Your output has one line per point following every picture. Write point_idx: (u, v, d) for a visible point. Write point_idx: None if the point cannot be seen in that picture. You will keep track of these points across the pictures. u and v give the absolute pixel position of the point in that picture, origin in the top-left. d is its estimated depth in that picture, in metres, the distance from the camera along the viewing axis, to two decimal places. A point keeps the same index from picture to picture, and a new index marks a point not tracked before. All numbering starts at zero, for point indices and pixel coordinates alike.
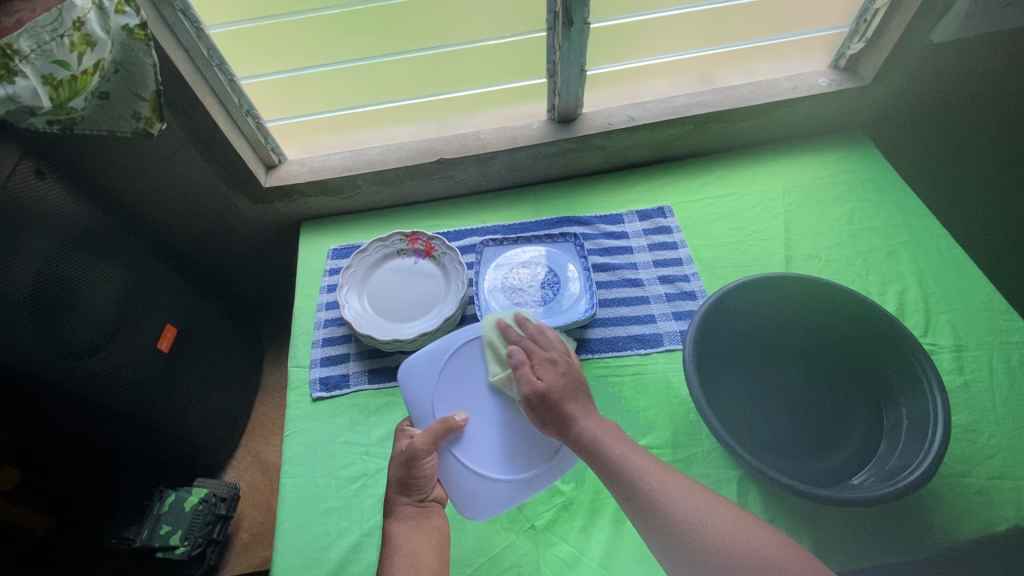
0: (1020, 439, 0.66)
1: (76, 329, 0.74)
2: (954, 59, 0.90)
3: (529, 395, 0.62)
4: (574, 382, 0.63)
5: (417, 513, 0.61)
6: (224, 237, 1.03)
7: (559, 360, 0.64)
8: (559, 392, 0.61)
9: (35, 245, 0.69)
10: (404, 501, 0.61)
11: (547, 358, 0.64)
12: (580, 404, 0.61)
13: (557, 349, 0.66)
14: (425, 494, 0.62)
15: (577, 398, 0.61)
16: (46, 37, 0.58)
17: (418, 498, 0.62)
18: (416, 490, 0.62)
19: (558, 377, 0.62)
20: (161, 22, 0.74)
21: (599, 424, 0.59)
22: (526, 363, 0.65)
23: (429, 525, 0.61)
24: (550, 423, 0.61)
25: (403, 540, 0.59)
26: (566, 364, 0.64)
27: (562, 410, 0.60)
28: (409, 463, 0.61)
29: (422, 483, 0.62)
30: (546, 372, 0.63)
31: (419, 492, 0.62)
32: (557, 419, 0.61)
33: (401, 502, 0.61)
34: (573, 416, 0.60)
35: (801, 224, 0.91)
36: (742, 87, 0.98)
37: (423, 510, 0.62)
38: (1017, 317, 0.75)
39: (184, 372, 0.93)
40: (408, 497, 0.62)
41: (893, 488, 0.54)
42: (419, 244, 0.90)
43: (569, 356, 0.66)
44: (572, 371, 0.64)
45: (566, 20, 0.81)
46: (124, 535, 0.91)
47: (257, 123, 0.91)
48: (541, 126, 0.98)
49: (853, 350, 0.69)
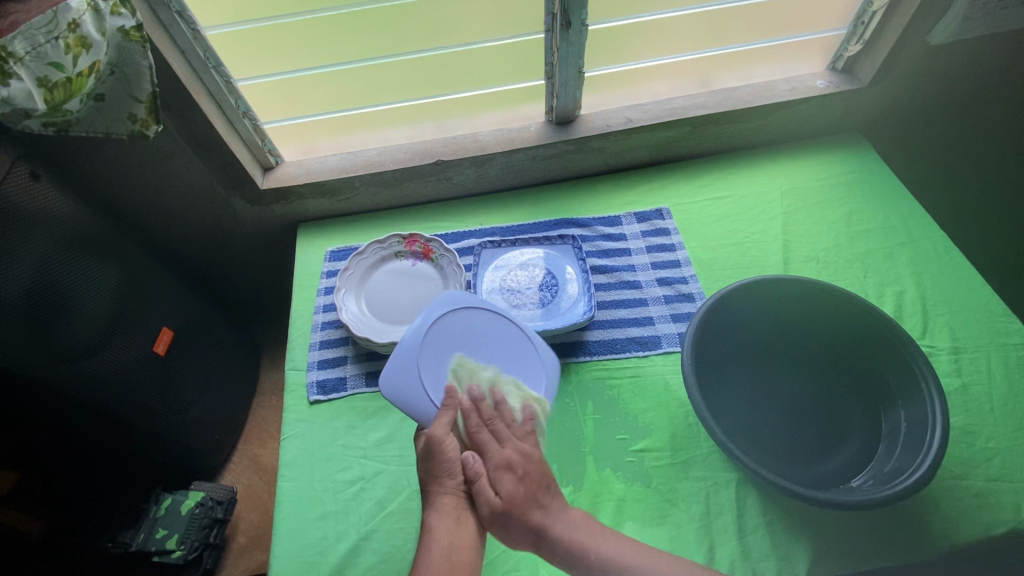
0: (1018, 442, 0.66)
1: (71, 333, 0.73)
2: (951, 62, 0.91)
3: (487, 513, 0.58)
4: (535, 482, 0.60)
5: (456, 502, 0.59)
6: (221, 238, 1.03)
7: (516, 461, 0.60)
8: (522, 501, 0.58)
9: (30, 248, 0.68)
10: (438, 491, 0.59)
11: (502, 463, 0.60)
12: (545, 510, 0.58)
13: (512, 446, 0.62)
14: (461, 481, 0.60)
15: (540, 505, 0.59)
16: (40, 39, 0.57)
17: (454, 487, 0.60)
18: (447, 477, 0.60)
19: (519, 485, 0.59)
20: (157, 24, 0.74)
21: (568, 525, 0.58)
22: (482, 475, 0.59)
23: (466, 516, 0.58)
24: (517, 539, 0.58)
25: (444, 533, 0.56)
26: (524, 465, 0.60)
27: (529, 525, 0.57)
28: (431, 451, 0.60)
29: (452, 468, 0.60)
30: (505, 481, 0.59)
31: (454, 479, 0.60)
32: (521, 534, 0.58)
33: (437, 491, 0.59)
34: (540, 529, 0.57)
35: (799, 226, 0.91)
36: (740, 89, 0.98)
37: (461, 500, 0.59)
38: (1014, 320, 0.75)
39: (180, 375, 0.92)
40: (443, 486, 0.59)
41: (892, 492, 0.54)
42: (417, 246, 0.90)
43: (527, 446, 0.62)
44: (531, 470, 0.60)
45: (564, 22, 0.81)
46: (120, 539, 0.91)
47: (254, 125, 0.91)
48: (539, 128, 0.98)
49: (851, 352, 0.69)
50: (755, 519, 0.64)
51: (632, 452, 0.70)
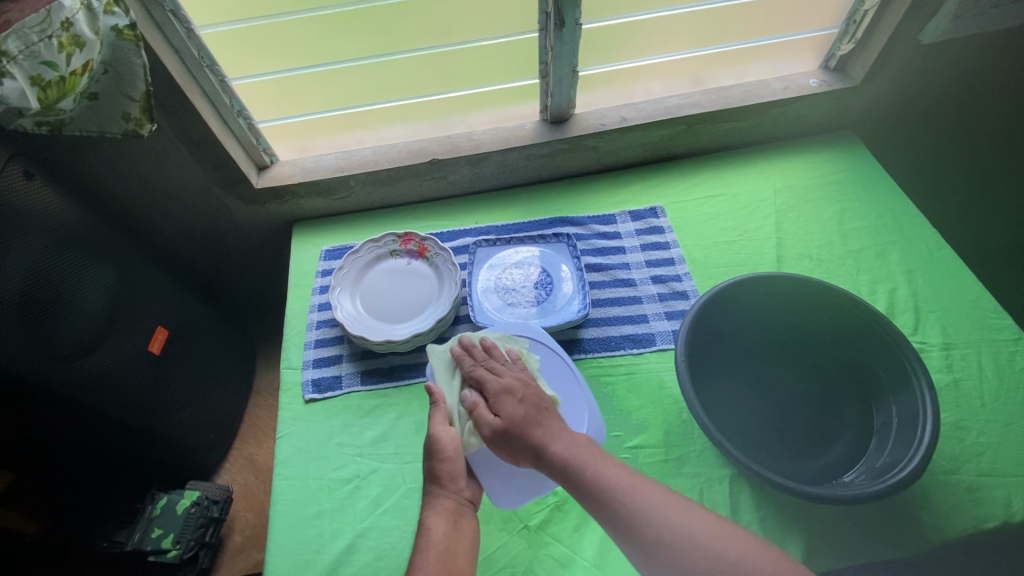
0: (1009, 437, 0.66)
1: (66, 332, 0.73)
2: (942, 61, 0.91)
3: (491, 434, 0.60)
4: (535, 403, 0.61)
5: (455, 507, 0.59)
6: (216, 238, 1.03)
7: (514, 386, 0.63)
8: (521, 419, 0.59)
9: (24, 247, 0.68)
10: (437, 493, 0.60)
11: (500, 388, 0.62)
12: (546, 428, 0.58)
13: (510, 375, 0.64)
14: (461, 486, 0.61)
15: (541, 423, 0.58)
16: (33, 38, 0.58)
17: (454, 492, 0.60)
18: (448, 480, 0.61)
19: (517, 405, 0.60)
20: (151, 23, 0.74)
21: (571, 444, 0.56)
22: (480, 402, 0.62)
23: (464, 522, 0.59)
24: (524, 454, 0.58)
25: (441, 535, 0.57)
26: (522, 389, 0.62)
27: (530, 439, 0.57)
28: (431, 450, 0.62)
29: (453, 471, 0.61)
30: (505, 403, 0.61)
31: (455, 483, 0.61)
32: (527, 450, 0.57)
33: (436, 493, 0.60)
34: (540, 444, 0.57)
35: (792, 224, 0.92)
36: (734, 88, 0.98)
37: (459, 506, 0.60)
38: (1005, 316, 0.76)
39: (175, 374, 0.93)
40: (443, 489, 0.60)
41: (883, 486, 0.55)
42: (412, 245, 0.90)
43: (525, 376, 0.65)
44: (530, 395, 0.62)
45: (557, 21, 0.81)
46: (116, 539, 0.91)
47: (249, 124, 0.91)
48: (534, 127, 0.98)
49: (843, 349, 0.70)
50: (748, 515, 0.64)
51: (627, 449, 0.71)
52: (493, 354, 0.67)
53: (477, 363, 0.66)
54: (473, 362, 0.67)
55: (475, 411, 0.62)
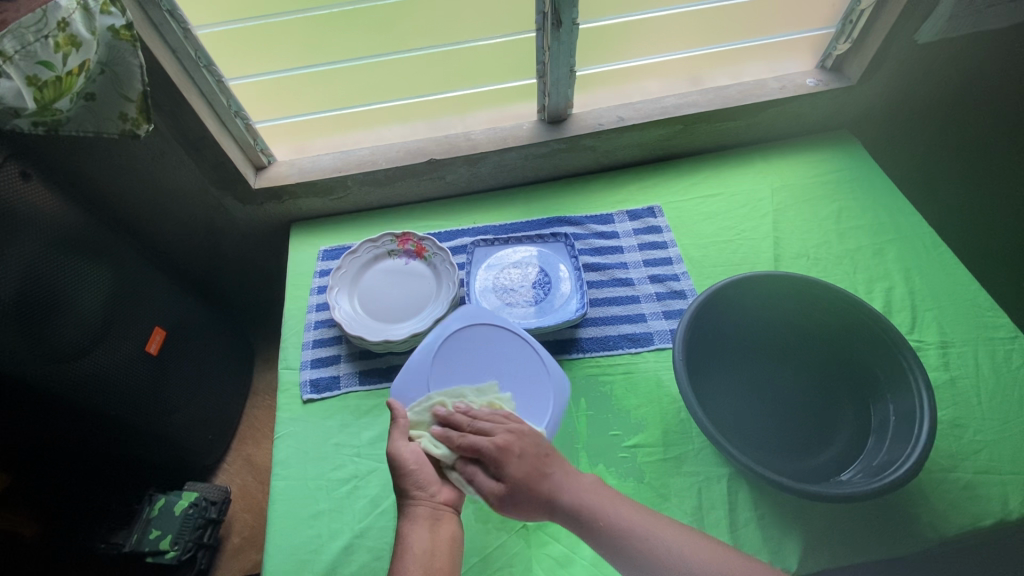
0: (1006, 435, 0.66)
1: (63, 334, 0.73)
2: (938, 60, 0.92)
3: (497, 499, 0.58)
4: (535, 455, 0.60)
5: (431, 511, 0.58)
6: (214, 238, 1.03)
7: (509, 444, 0.60)
8: (527, 477, 0.58)
9: (21, 248, 0.68)
10: (412, 501, 0.58)
11: (497, 449, 0.59)
12: (553, 478, 0.58)
13: (501, 431, 0.61)
14: (434, 491, 0.59)
15: (547, 473, 0.58)
16: (30, 38, 0.58)
17: (429, 497, 0.59)
18: (418, 488, 0.59)
19: (520, 465, 0.58)
20: (147, 22, 0.73)
21: (580, 487, 0.58)
22: (478, 469, 0.59)
23: (443, 525, 0.58)
24: (536, 512, 0.58)
25: (419, 539, 0.56)
26: (518, 443, 0.60)
27: (540, 495, 0.57)
28: (392, 466, 0.60)
29: (422, 479, 0.59)
30: (505, 466, 0.58)
31: (427, 490, 0.59)
32: (539, 506, 0.57)
33: (410, 502, 0.58)
34: (552, 496, 0.57)
35: (790, 223, 0.92)
36: (731, 88, 0.99)
37: (437, 509, 0.58)
38: (1002, 315, 0.76)
39: (173, 375, 0.92)
40: (416, 495, 0.59)
41: (881, 484, 0.55)
42: (410, 245, 0.90)
43: (514, 427, 0.62)
44: (528, 446, 0.60)
45: (555, 20, 0.81)
46: (113, 541, 0.90)
47: (246, 124, 0.91)
48: (532, 126, 0.98)
49: (840, 347, 0.70)
50: (745, 513, 0.65)
51: (624, 448, 0.71)
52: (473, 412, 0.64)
53: (461, 426, 0.62)
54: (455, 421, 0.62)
55: (475, 480, 0.59)
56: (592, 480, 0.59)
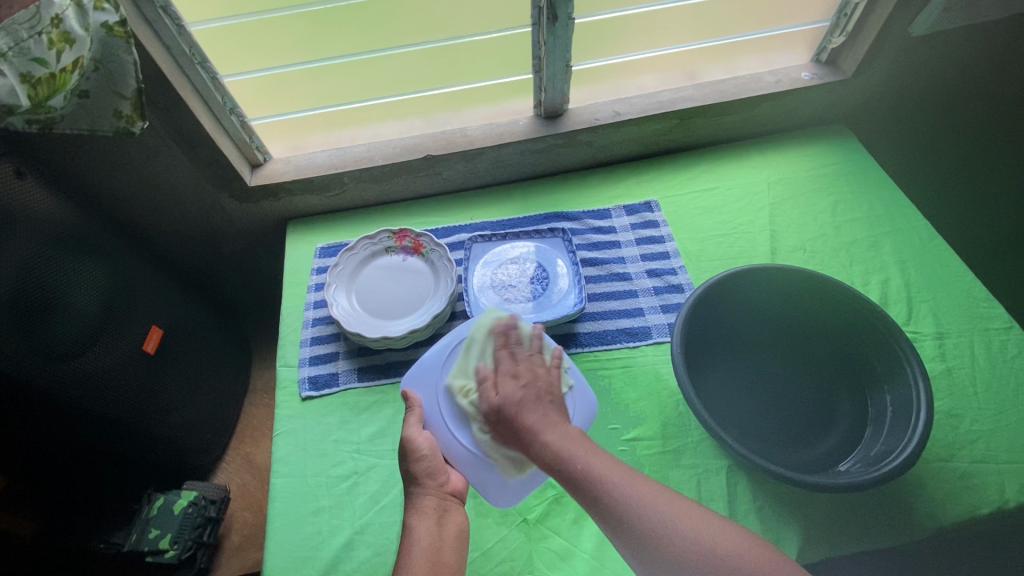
0: (1002, 424, 0.67)
1: (60, 333, 0.73)
2: (933, 52, 0.92)
3: (489, 408, 0.61)
4: (537, 393, 0.60)
5: (437, 503, 0.60)
6: (210, 236, 1.02)
7: (523, 373, 0.62)
8: (514, 402, 0.59)
9: (16, 246, 0.68)
10: (418, 492, 0.61)
11: (510, 371, 0.62)
12: (538, 416, 0.58)
13: (526, 363, 0.63)
14: (441, 481, 0.62)
15: (536, 411, 0.58)
16: (22, 34, 0.58)
17: (435, 487, 0.61)
18: (425, 478, 0.61)
19: (517, 390, 0.60)
20: (141, 20, 0.73)
21: (564, 436, 0.56)
22: (489, 379, 0.63)
23: (450, 518, 0.60)
24: (506, 438, 0.59)
25: (424, 532, 0.57)
26: (531, 379, 0.61)
27: (520, 424, 0.58)
28: (405, 450, 0.63)
29: (431, 468, 0.62)
30: (507, 383, 0.61)
31: (434, 480, 0.62)
32: (514, 432, 0.58)
33: (418, 492, 0.61)
34: (530, 430, 0.57)
35: (786, 216, 0.92)
36: (726, 82, 0.99)
37: (442, 501, 0.61)
38: (996, 305, 0.76)
39: (170, 373, 0.92)
40: (423, 487, 0.61)
41: (879, 474, 0.55)
42: (407, 241, 0.90)
43: (541, 369, 0.63)
44: (536, 385, 0.61)
45: (550, 15, 0.81)
46: (112, 541, 0.91)
47: (241, 121, 0.90)
48: (528, 122, 0.98)
49: (838, 340, 0.70)
50: (745, 505, 0.65)
51: (624, 441, 0.71)
52: (520, 342, 0.65)
53: (501, 347, 0.65)
54: (502, 342, 0.65)
55: (482, 386, 0.63)
56: (577, 433, 0.56)
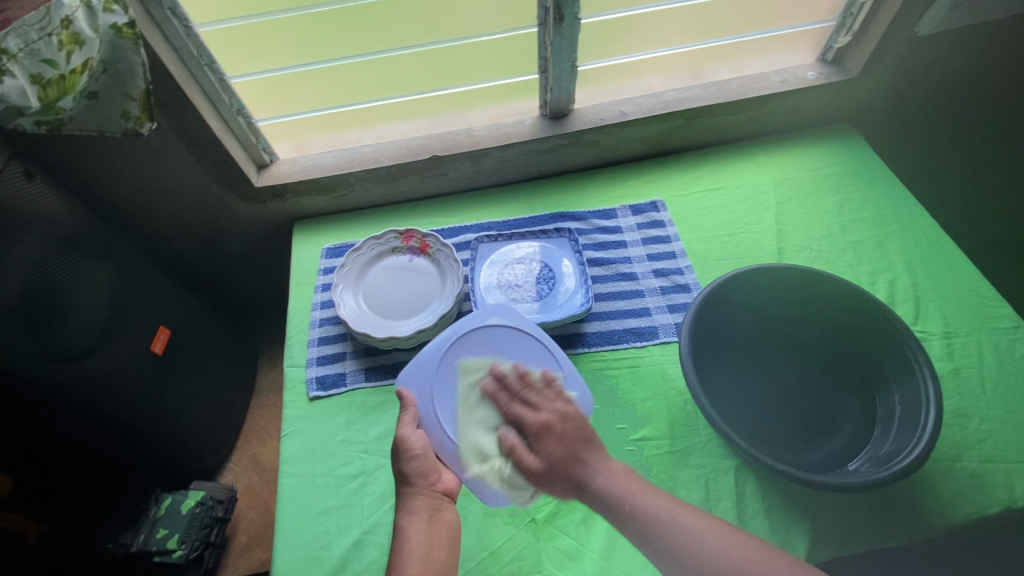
0: (1011, 423, 0.67)
1: (69, 334, 0.73)
2: (939, 51, 0.92)
3: (532, 476, 0.60)
4: (574, 439, 0.60)
5: (428, 503, 0.61)
6: (216, 237, 1.03)
7: (551, 422, 0.61)
8: (558, 458, 0.59)
9: (26, 247, 0.68)
10: (408, 493, 0.61)
11: (537, 425, 0.61)
12: (587, 464, 0.59)
13: (546, 408, 0.63)
14: (432, 481, 0.62)
15: (583, 458, 0.59)
16: (33, 36, 0.58)
17: (425, 487, 0.62)
18: (418, 478, 0.62)
19: (557, 445, 0.60)
20: (149, 20, 0.73)
21: (610, 474, 0.58)
22: (520, 443, 0.62)
23: (442, 518, 0.60)
24: (563, 492, 0.59)
25: (416, 532, 0.58)
26: (560, 424, 0.61)
27: (572, 478, 0.58)
28: (398, 449, 0.63)
29: (424, 468, 0.62)
30: (545, 442, 0.60)
31: (425, 480, 0.62)
32: (569, 488, 0.58)
33: (409, 493, 0.61)
34: (583, 479, 0.58)
35: (792, 216, 0.92)
36: (732, 81, 0.99)
37: (433, 501, 0.61)
38: (1004, 304, 0.76)
39: (177, 374, 0.92)
40: (414, 487, 0.61)
41: (889, 473, 0.55)
42: (413, 242, 0.90)
43: (561, 407, 0.63)
44: (568, 428, 0.61)
45: (556, 15, 0.81)
46: (121, 541, 0.92)
47: (248, 122, 0.90)
48: (533, 122, 0.98)
49: (845, 339, 0.70)
50: (753, 504, 0.65)
51: (632, 441, 0.71)
52: (527, 383, 0.66)
53: (512, 397, 0.65)
54: (508, 394, 0.66)
55: (515, 453, 0.62)
56: (620, 469, 0.58)
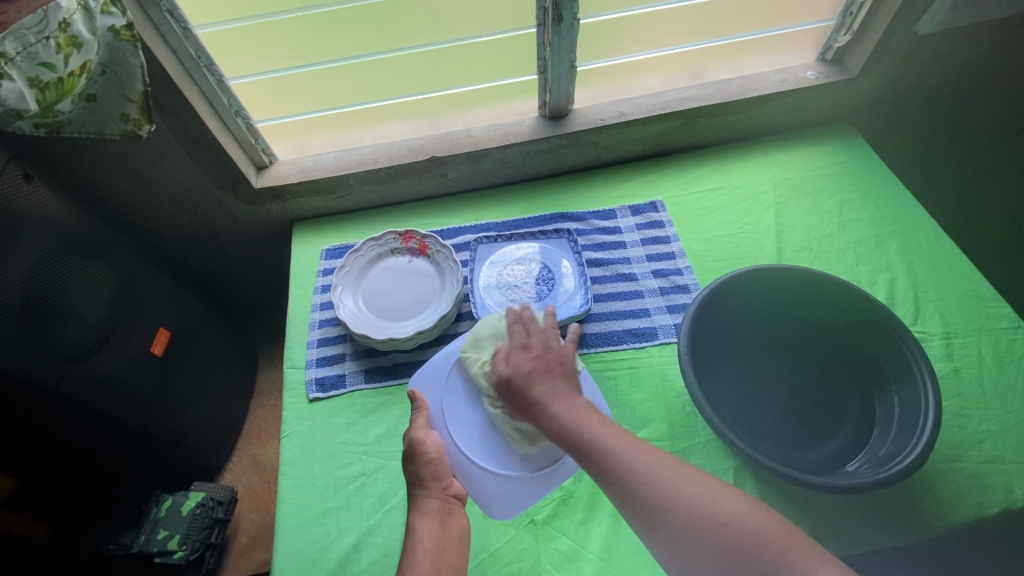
0: (1010, 424, 0.67)
1: (68, 335, 0.73)
2: (940, 50, 0.91)
3: (497, 374, 0.63)
4: (549, 366, 0.62)
5: (440, 505, 0.61)
6: (216, 239, 1.03)
7: (537, 346, 0.64)
8: (522, 375, 0.61)
9: (26, 248, 0.68)
10: (423, 495, 0.62)
11: (523, 344, 0.64)
12: (547, 386, 0.59)
13: (539, 338, 0.65)
14: (446, 484, 0.63)
15: (546, 383, 0.60)
16: (31, 39, 0.57)
17: (438, 490, 0.62)
18: (432, 481, 0.62)
19: (530, 360, 0.62)
20: (148, 22, 0.73)
21: (568, 407, 0.57)
22: (502, 348, 0.65)
23: (452, 520, 0.60)
24: (516, 404, 0.61)
25: (428, 533, 0.59)
26: (544, 352, 0.63)
27: (527, 394, 0.59)
28: (414, 452, 0.64)
29: (437, 472, 0.63)
30: (519, 356, 0.63)
31: (439, 483, 0.63)
32: (521, 401, 0.60)
33: (423, 495, 0.61)
34: (538, 400, 0.59)
35: (792, 216, 0.92)
36: (731, 81, 0.98)
37: (445, 504, 0.61)
38: (1003, 305, 0.76)
39: (177, 375, 0.92)
40: (427, 490, 0.62)
41: (888, 475, 0.55)
42: (413, 243, 0.90)
43: (555, 343, 0.65)
44: (549, 357, 0.62)
45: (556, 15, 0.81)
46: (121, 541, 0.91)
47: (247, 123, 0.90)
48: (533, 123, 0.98)
49: (844, 339, 0.70)
50: None
51: None
52: (529, 321, 0.68)
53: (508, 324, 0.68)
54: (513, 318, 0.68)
55: (496, 353, 0.65)
56: (580, 407, 0.57)
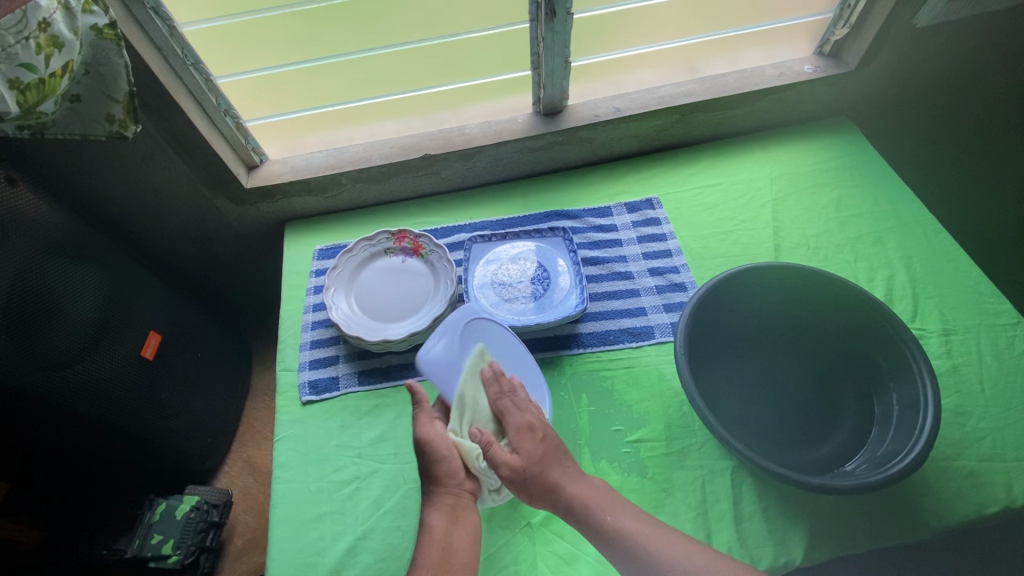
0: (1010, 421, 0.66)
1: (56, 341, 0.72)
2: (939, 43, 0.90)
3: (510, 473, 0.60)
4: (555, 445, 0.62)
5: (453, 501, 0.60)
6: (208, 239, 1.02)
7: (536, 424, 0.63)
8: (535, 465, 0.60)
9: (11, 252, 0.67)
10: (436, 491, 0.61)
11: (519, 423, 0.63)
12: (563, 468, 0.60)
13: (529, 412, 0.64)
14: (462, 480, 0.62)
15: (559, 463, 0.61)
16: (11, 40, 0.55)
17: (453, 486, 0.61)
18: (448, 479, 0.61)
19: (536, 445, 0.61)
20: (131, 21, 0.72)
21: (588, 487, 0.60)
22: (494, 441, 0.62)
23: (465, 519, 0.59)
24: (538, 497, 0.59)
25: (440, 531, 0.58)
26: (541, 427, 0.63)
27: (549, 481, 0.59)
28: (424, 451, 0.62)
29: (451, 468, 0.61)
30: (524, 442, 0.62)
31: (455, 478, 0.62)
32: (545, 491, 0.59)
33: (437, 492, 0.61)
34: (561, 485, 0.59)
35: (789, 212, 0.91)
36: (728, 76, 0.97)
37: (459, 499, 0.61)
38: (1003, 301, 0.75)
39: (169, 378, 0.91)
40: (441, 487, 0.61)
41: (887, 475, 0.54)
42: (406, 242, 0.89)
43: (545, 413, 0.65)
44: (549, 434, 0.63)
45: (548, 10, 0.80)
46: (115, 546, 0.90)
47: (236, 122, 0.89)
48: (527, 119, 0.97)
49: (843, 338, 0.70)
50: (750, 507, 0.64)
51: (627, 443, 0.70)
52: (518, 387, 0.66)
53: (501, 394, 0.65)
54: (496, 391, 0.65)
55: (490, 450, 0.61)
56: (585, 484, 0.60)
